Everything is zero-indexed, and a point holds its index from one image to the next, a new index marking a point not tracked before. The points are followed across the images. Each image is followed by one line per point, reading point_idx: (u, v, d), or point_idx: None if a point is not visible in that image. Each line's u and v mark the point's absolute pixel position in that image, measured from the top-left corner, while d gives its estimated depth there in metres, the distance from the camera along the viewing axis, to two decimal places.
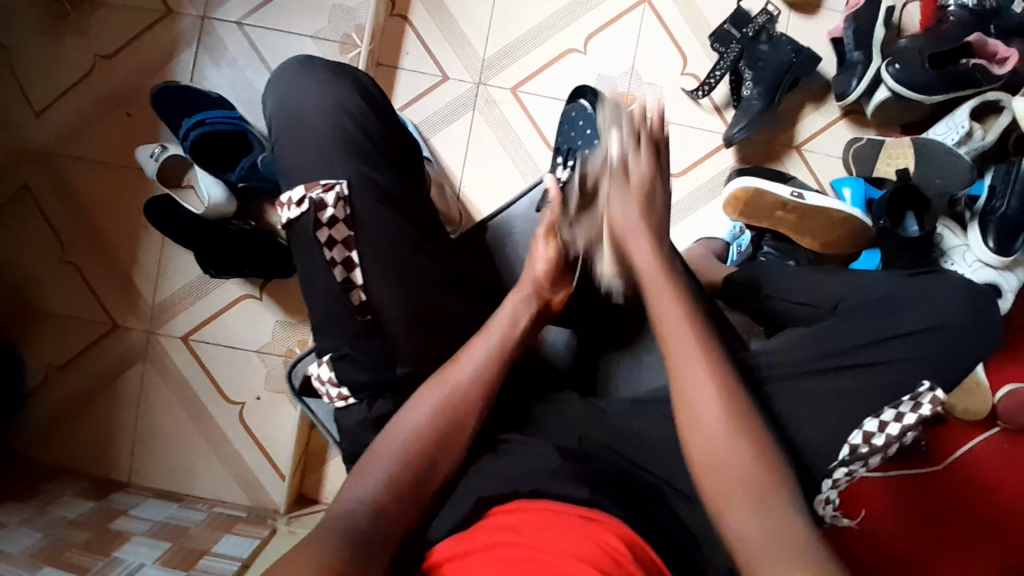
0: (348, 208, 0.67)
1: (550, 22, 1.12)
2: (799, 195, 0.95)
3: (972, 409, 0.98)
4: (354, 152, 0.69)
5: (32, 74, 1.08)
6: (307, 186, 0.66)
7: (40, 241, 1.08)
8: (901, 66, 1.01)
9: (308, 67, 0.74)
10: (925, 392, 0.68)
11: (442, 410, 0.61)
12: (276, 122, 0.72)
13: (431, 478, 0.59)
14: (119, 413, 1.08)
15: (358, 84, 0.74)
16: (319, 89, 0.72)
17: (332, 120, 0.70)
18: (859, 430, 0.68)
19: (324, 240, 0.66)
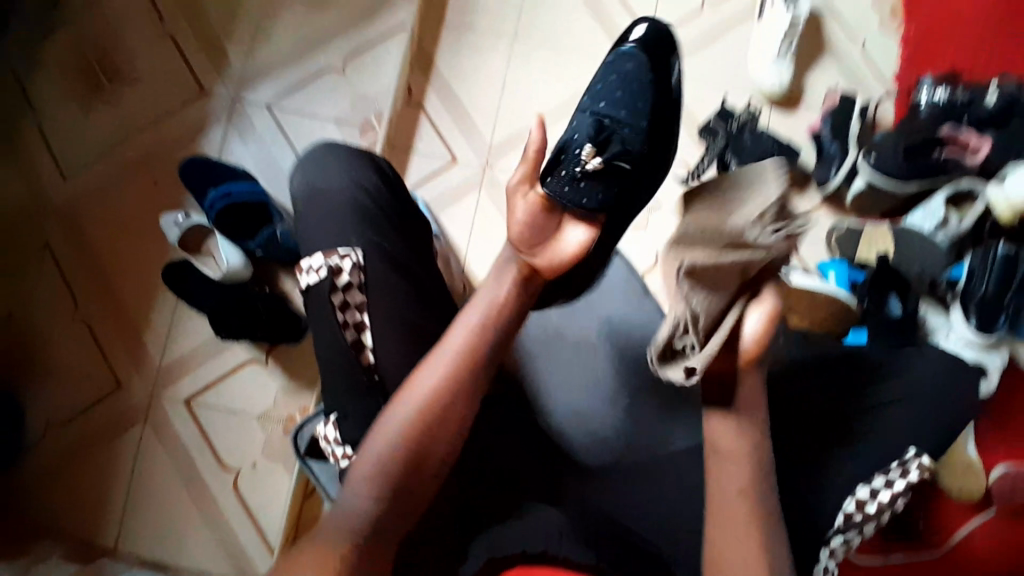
0: (362, 275, 0.71)
1: (554, 110, 1.21)
2: (785, 276, 1.04)
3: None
4: (371, 225, 0.75)
5: (65, 142, 1.15)
6: (325, 254, 0.71)
7: (53, 299, 1.10)
8: (877, 156, 1.11)
9: (330, 151, 0.81)
10: (913, 459, 0.69)
11: (404, 433, 0.60)
12: (299, 198, 0.79)
13: (406, 500, 0.59)
14: (113, 476, 1.07)
15: (374, 166, 0.81)
16: (339, 171, 0.78)
17: (347, 197, 0.76)
18: (851, 498, 0.69)
19: (338, 304, 0.69)
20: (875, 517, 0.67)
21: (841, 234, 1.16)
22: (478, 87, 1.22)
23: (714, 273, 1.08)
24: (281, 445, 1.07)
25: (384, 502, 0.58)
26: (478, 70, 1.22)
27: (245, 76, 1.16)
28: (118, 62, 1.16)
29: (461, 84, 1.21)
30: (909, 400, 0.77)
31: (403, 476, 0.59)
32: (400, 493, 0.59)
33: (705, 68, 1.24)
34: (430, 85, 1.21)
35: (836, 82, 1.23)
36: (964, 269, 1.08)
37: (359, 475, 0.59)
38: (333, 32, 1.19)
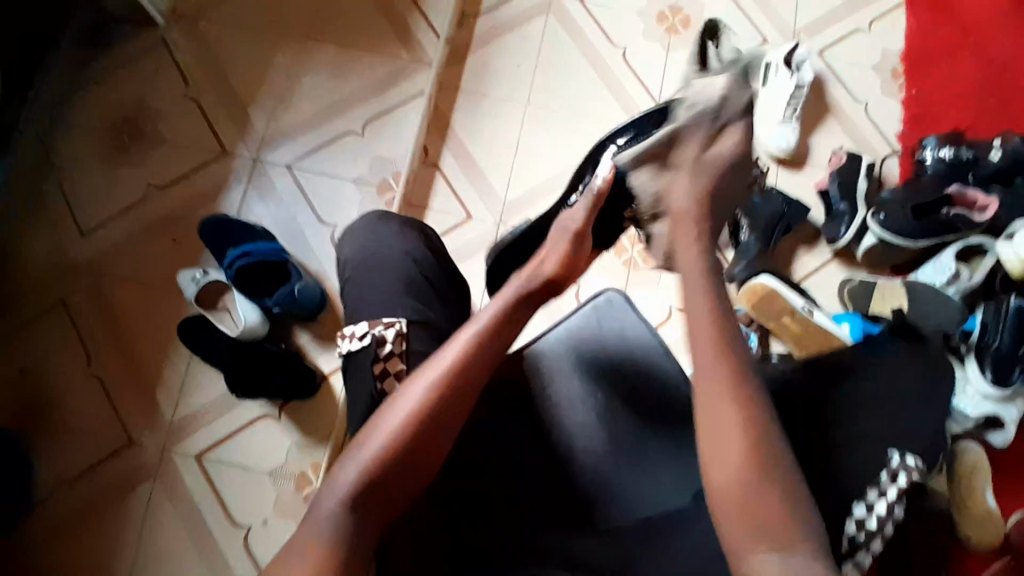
0: (404, 343, 0.71)
1: (565, 170, 1.25)
2: (809, 309, 1.08)
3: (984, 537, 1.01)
4: (418, 295, 0.75)
5: (86, 198, 1.16)
6: (371, 322, 0.71)
7: (66, 353, 1.09)
8: (886, 216, 1.14)
9: (383, 218, 0.82)
10: (897, 465, 0.68)
11: (394, 438, 0.61)
12: (348, 265, 0.80)
13: (385, 503, 0.60)
14: (117, 536, 1.02)
15: (424, 236, 0.82)
16: (392, 240, 0.80)
17: (400, 267, 0.77)
18: (851, 518, 0.67)
19: (377, 373, 0.68)
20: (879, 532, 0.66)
21: (854, 287, 1.15)
22: (493, 147, 1.25)
23: (748, 283, 1.13)
24: (294, 504, 1.05)
25: (363, 505, 0.58)
26: (493, 132, 1.26)
27: (267, 137, 1.20)
28: (143, 123, 1.19)
29: (477, 144, 1.25)
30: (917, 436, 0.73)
31: (384, 479, 0.60)
32: (380, 497, 0.60)
33: None
34: (447, 145, 1.25)
35: (840, 142, 1.27)
36: (976, 322, 1.08)
37: (342, 474, 0.60)
38: (353, 95, 1.24)
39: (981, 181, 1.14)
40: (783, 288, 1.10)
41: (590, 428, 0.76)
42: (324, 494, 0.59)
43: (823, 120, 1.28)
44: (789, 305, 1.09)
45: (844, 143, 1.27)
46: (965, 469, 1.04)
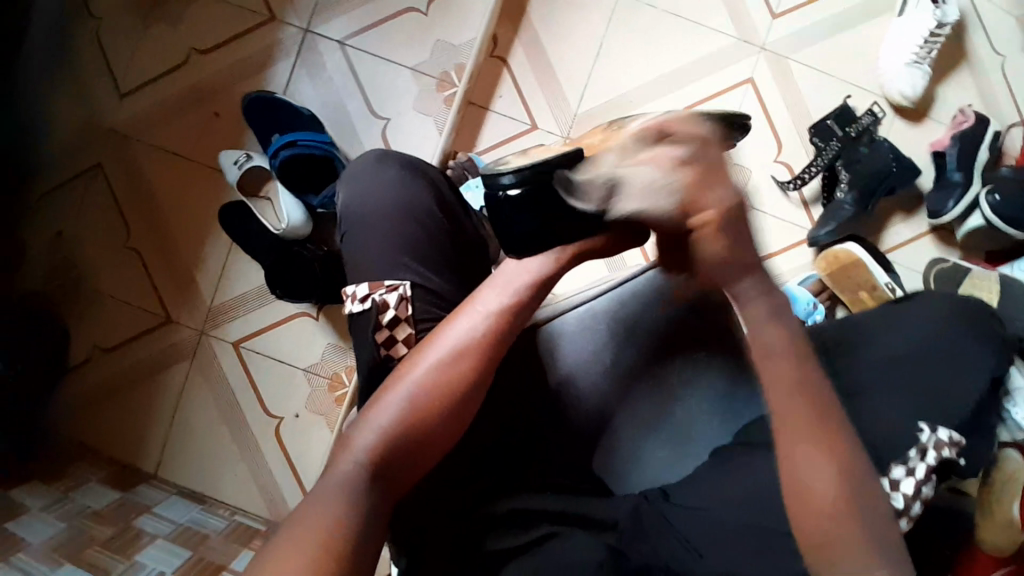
0: (409, 308, 0.65)
1: (649, 86, 1.10)
2: (891, 287, 0.99)
3: (997, 543, 0.94)
4: (421, 257, 0.68)
5: (124, 54, 1.07)
6: (374, 284, 0.66)
7: (105, 222, 1.07)
8: (1001, 196, 0.99)
9: (383, 162, 0.73)
10: (928, 438, 0.60)
11: (411, 408, 0.58)
12: (345, 214, 0.71)
13: (404, 475, 0.58)
14: (157, 407, 1.07)
15: (430, 183, 0.73)
16: (394, 189, 0.71)
17: (399, 221, 0.69)
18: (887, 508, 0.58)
19: (382, 340, 0.64)
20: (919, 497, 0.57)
21: (943, 269, 1.05)
22: (569, 47, 1.10)
23: (829, 249, 1.05)
24: (325, 402, 1.06)
25: (378, 476, 0.56)
26: (573, 29, 1.10)
27: (319, 5, 1.06)
28: None
29: (552, 41, 1.10)
30: (962, 415, 0.64)
31: (397, 452, 0.57)
32: (396, 468, 0.57)
33: (828, 60, 1.10)
34: (519, 39, 1.09)
35: (971, 99, 1.09)
36: None
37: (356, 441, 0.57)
38: None
39: None
40: (869, 259, 1.01)
41: (608, 378, 0.74)
42: (337, 462, 0.56)
43: (956, 68, 1.09)
44: (871, 279, 1.00)
45: (974, 101, 1.09)
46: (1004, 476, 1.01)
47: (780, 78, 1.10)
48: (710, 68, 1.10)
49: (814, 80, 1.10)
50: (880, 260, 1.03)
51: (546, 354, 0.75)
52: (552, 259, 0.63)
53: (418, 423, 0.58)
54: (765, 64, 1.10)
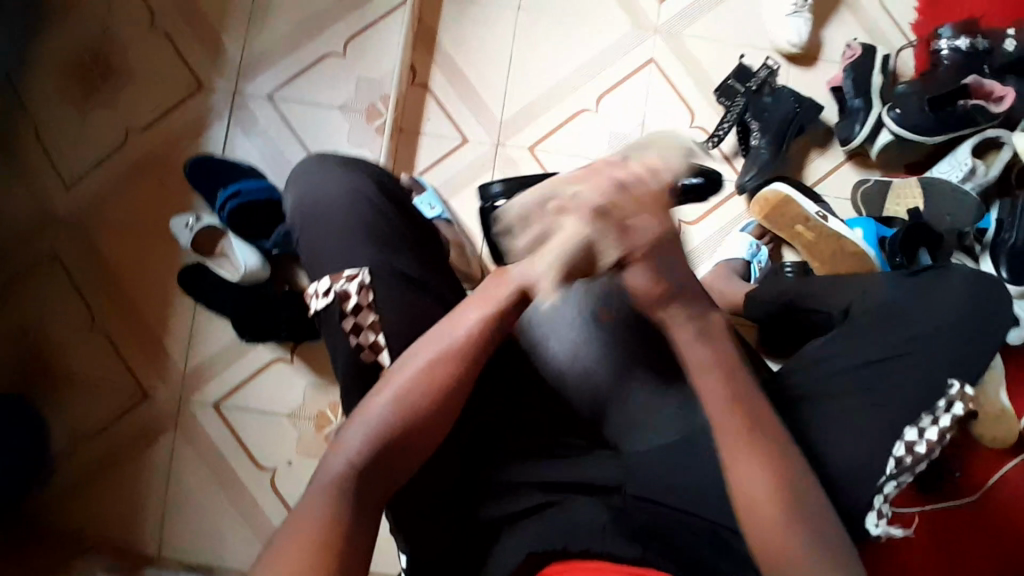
0: (370, 293, 0.67)
1: (564, 82, 1.18)
2: (823, 215, 1.06)
3: (1000, 437, 1.04)
4: (378, 239, 0.71)
5: (64, 149, 1.12)
6: (333, 276, 0.68)
7: (70, 311, 1.08)
8: (902, 110, 1.08)
9: (320, 163, 0.78)
10: (956, 393, 0.71)
11: (401, 405, 0.59)
12: (294, 216, 0.75)
13: (390, 465, 0.59)
14: (149, 483, 1.05)
15: (368, 172, 0.77)
16: (336, 183, 0.75)
17: (347, 209, 0.73)
18: (901, 442, 0.68)
19: (349, 328, 0.66)
20: (924, 457, 0.69)
21: (868, 190, 1.12)
22: (483, 60, 1.17)
23: (758, 193, 1.11)
24: (315, 443, 1.06)
25: (371, 469, 0.57)
26: (484, 45, 1.18)
27: (244, 69, 1.13)
28: (111, 61, 1.13)
29: (466, 59, 1.17)
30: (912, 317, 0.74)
31: (387, 445, 0.58)
32: (386, 462, 0.58)
33: (716, 27, 1.19)
34: (436, 64, 1.17)
35: (855, 33, 1.19)
36: (990, 219, 1.07)
37: (346, 440, 0.58)
38: (330, 13, 1.15)
39: (997, 72, 1.10)
40: (798, 195, 1.09)
41: (601, 362, 0.76)
42: (329, 462, 0.58)
43: (834, 10, 1.19)
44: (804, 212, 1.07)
45: (858, 34, 1.19)
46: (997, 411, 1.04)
47: (678, 51, 1.19)
48: (614, 56, 1.18)
49: (709, 48, 1.19)
50: (808, 196, 1.10)
51: (534, 351, 0.76)
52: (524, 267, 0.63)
53: (407, 421, 0.59)
54: (661, 42, 1.19)
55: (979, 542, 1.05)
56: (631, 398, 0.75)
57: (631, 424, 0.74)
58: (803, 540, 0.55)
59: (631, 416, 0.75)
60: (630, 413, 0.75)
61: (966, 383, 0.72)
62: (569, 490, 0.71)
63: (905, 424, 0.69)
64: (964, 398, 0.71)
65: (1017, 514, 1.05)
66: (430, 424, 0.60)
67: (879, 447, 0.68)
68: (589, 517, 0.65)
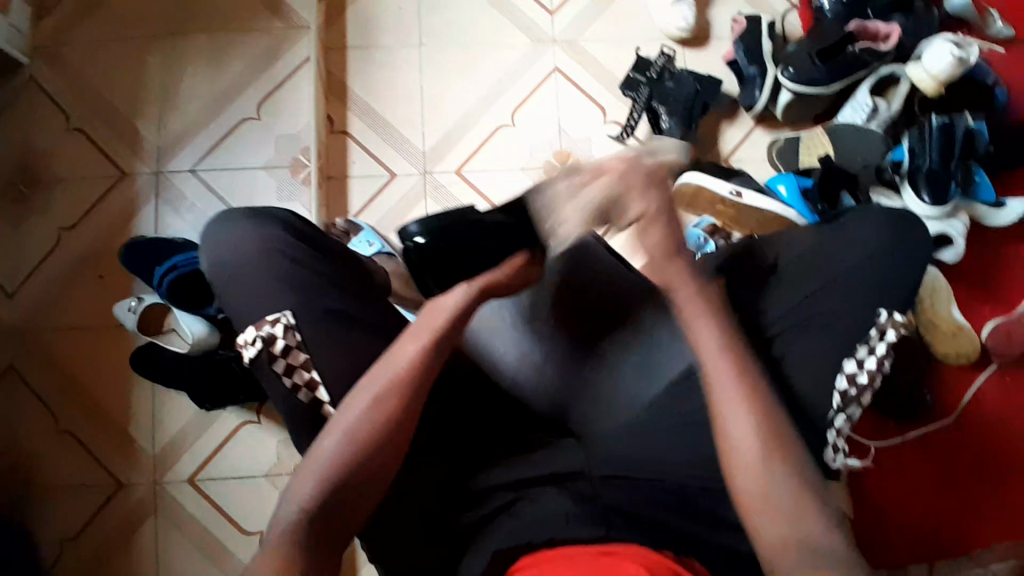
0: (297, 334, 0.69)
1: (477, 104, 1.22)
2: (736, 193, 1.06)
3: (962, 350, 1.06)
4: (296, 287, 0.72)
5: (1, 262, 1.13)
6: (257, 325, 0.69)
7: (31, 418, 1.08)
8: (795, 69, 1.13)
9: (230, 217, 0.77)
10: (886, 320, 0.71)
11: (349, 440, 0.60)
12: (213, 276, 0.75)
13: (347, 506, 0.58)
14: (136, 574, 1.03)
15: (280, 218, 0.78)
16: (248, 235, 0.75)
17: (264, 259, 0.73)
18: (842, 374, 0.71)
19: (282, 370, 0.68)
20: (869, 386, 0.71)
21: (781, 147, 1.17)
22: (395, 97, 1.21)
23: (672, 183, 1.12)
24: None
25: (326, 507, 0.57)
26: (394, 83, 1.22)
27: (164, 150, 1.16)
28: (33, 168, 1.15)
29: (379, 100, 1.21)
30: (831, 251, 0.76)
31: (342, 486, 0.58)
32: (342, 498, 0.58)
33: (608, 26, 1.25)
34: (351, 110, 1.21)
35: (738, 8, 1.25)
36: (902, 150, 1.10)
37: (298, 484, 0.58)
38: (238, 81, 1.19)
39: (879, 14, 1.16)
40: (705, 178, 1.08)
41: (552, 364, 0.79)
42: (282, 507, 0.58)
43: None
44: (716, 194, 1.07)
45: (742, 8, 1.25)
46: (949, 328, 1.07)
47: (578, 55, 1.24)
48: (518, 71, 1.23)
49: (606, 47, 1.24)
50: (717, 173, 1.10)
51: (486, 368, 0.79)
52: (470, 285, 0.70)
53: (359, 459, 0.59)
54: (560, 50, 1.24)
55: (965, 461, 1.06)
56: (591, 392, 0.77)
57: (596, 399, 0.77)
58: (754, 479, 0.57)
59: (598, 408, 0.76)
60: (595, 408, 0.77)
61: (896, 311, 0.72)
62: (542, 483, 0.70)
63: (844, 358, 0.72)
64: (896, 324, 0.71)
65: (997, 425, 1.07)
66: (384, 456, 0.60)
67: (821, 381, 0.71)
68: (555, 507, 0.65)
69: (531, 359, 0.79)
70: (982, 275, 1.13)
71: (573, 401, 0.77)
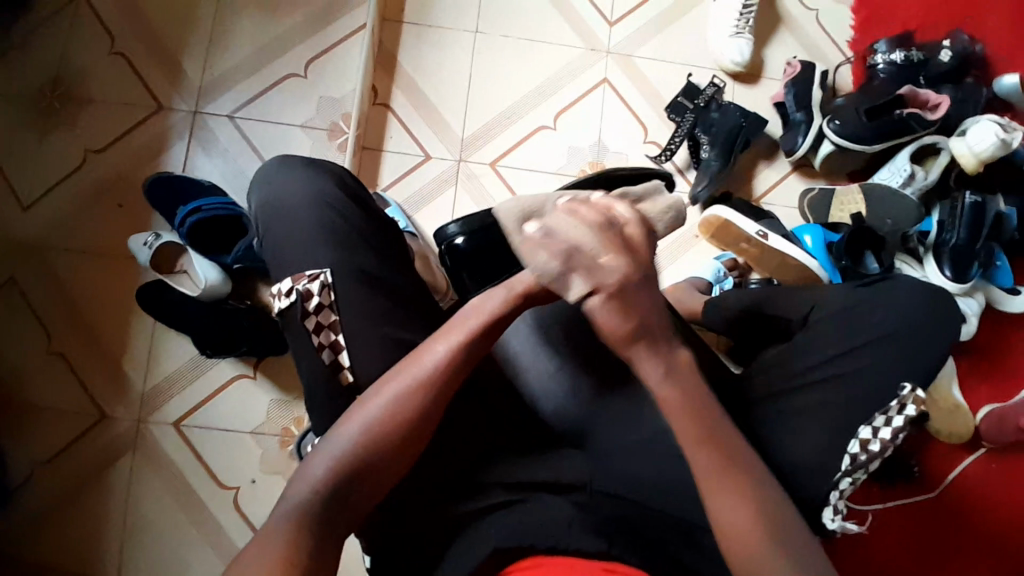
0: (332, 294, 0.70)
1: (523, 100, 1.22)
2: (763, 235, 1.07)
3: (955, 431, 1.07)
4: (341, 242, 0.73)
5: (21, 173, 1.11)
6: (295, 276, 0.70)
7: (25, 335, 1.06)
8: (841, 121, 1.13)
9: (286, 163, 0.79)
10: (908, 395, 0.73)
11: (374, 426, 0.60)
12: (257, 216, 0.77)
13: (359, 493, 0.59)
14: (104, 509, 1.02)
15: (336, 174, 0.79)
16: (301, 181, 0.77)
17: (311, 206, 0.74)
18: (855, 439, 0.72)
19: (312, 327, 0.68)
20: (880, 454, 0.71)
21: (813, 198, 1.17)
22: (443, 80, 1.21)
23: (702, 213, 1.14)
24: (279, 459, 1.04)
25: (333, 494, 0.57)
26: (444, 66, 1.21)
27: (205, 89, 1.15)
28: (70, 85, 1.14)
29: (427, 79, 1.21)
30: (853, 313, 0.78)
31: (354, 474, 0.59)
32: (352, 484, 0.58)
33: (664, 48, 1.25)
34: (397, 84, 1.20)
35: (795, 52, 1.26)
36: (931, 222, 1.12)
37: (312, 464, 0.59)
38: (290, 34, 1.19)
39: (931, 82, 1.18)
40: (735, 215, 1.09)
41: (574, 393, 0.77)
42: (293, 487, 0.58)
43: (775, 31, 1.26)
44: (743, 233, 1.08)
45: (797, 52, 1.26)
46: (948, 406, 1.07)
47: (630, 71, 1.24)
48: (570, 75, 1.23)
49: (658, 68, 1.24)
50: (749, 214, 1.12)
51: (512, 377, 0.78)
52: (507, 296, 0.66)
53: (375, 450, 0.59)
54: (614, 63, 1.24)
55: (947, 538, 1.07)
56: (608, 419, 0.76)
57: (625, 418, 0.76)
58: (775, 523, 0.55)
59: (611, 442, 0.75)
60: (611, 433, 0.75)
61: (920, 387, 0.74)
62: (539, 489, 0.69)
63: (860, 423, 0.73)
64: (917, 399, 0.72)
65: (978, 502, 1.08)
66: (400, 447, 0.60)
67: (833, 437, 0.72)
68: (555, 513, 0.64)
69: (558, 385, 0.78)
70: (992, 357, 1.14)
71: (592, 426, 0.76)
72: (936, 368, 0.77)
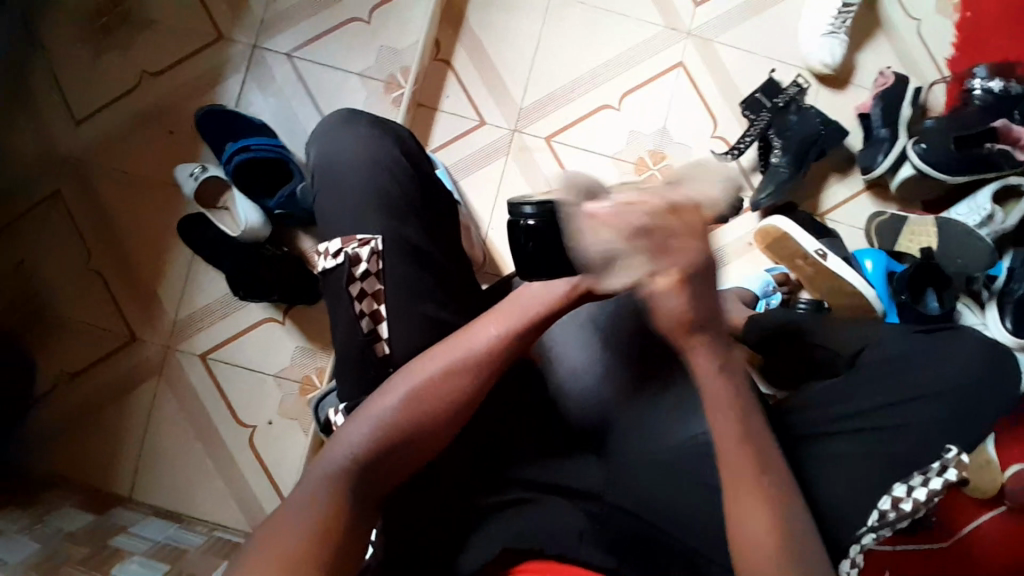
0: (380, 262, 0.68)
1: (591, 75, 1.15)
2: (822, 254, 1.00)
3: None
4: (391, 209, 0.70)
5: (77, 87, 1.11)
6: (345, 238, 0.69)
7: (67, 249, 1.08)
8: (927, 146, 1.04)
9: (352, 119, 0.78)
10: (952, 458, 0.68)
11: (417, 398, 0.58)
12: (315, 170, 0.76)
13: (388, 470, 0.57)
14: (126, 428, 1.06)
15: (398, 137, 0.77)
16: (362, 142, 0.75)
17: (368, 169, 0.72)
18: (887, 496, 0.67)
19: (355, 293, 0.67)
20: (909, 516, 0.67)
21: (882, 222, 1.10)
22: (509, 45, 1.15)
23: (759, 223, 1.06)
24: (297, 406, 1.06)
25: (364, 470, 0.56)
26: (511, 28, 1.15)
27: (265, 23, 1.12)
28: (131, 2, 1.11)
29: (492, 42, 1.15)
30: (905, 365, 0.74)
31: (392, 448, 0.57)
32: (384, 456, 0.57)
33: (748, 38, 1.16)
34: (460, 42, 1.15)
35: (890, 61, 1.16)
36: (1002, 268, 1.04)
37: (352, 429, 0.57)
38: None
39: None
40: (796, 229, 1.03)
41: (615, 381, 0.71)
42: (332, 449, 0.57)
43: (872, 35, 1.16)
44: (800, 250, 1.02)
45: (893, 63, 1.16)
46: None
47: (709, 58, 1.16)
48: (645, 54, 1.16)
49: (739, 60, 1.16)
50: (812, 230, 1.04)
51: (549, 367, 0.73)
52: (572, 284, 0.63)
53: (416, 426, 0.58)
54: (693, 47, 1.16)
55: None
56: (654, 418, 0.68)
57: (655, 424, 0.68)
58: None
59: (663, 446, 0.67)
60: (653, 435, 0.68)
61: (964, 452, 0.69)
62: (550, 492, 0.67)
63: (895, 481, 0.68)
64: (960, 464, 0.68)
65: None
66: (434, 427, 0.59)
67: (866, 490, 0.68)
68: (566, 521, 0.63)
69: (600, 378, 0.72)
70: None
71: (636, 422, 0.69)
72: (987, 433, 0.72)
